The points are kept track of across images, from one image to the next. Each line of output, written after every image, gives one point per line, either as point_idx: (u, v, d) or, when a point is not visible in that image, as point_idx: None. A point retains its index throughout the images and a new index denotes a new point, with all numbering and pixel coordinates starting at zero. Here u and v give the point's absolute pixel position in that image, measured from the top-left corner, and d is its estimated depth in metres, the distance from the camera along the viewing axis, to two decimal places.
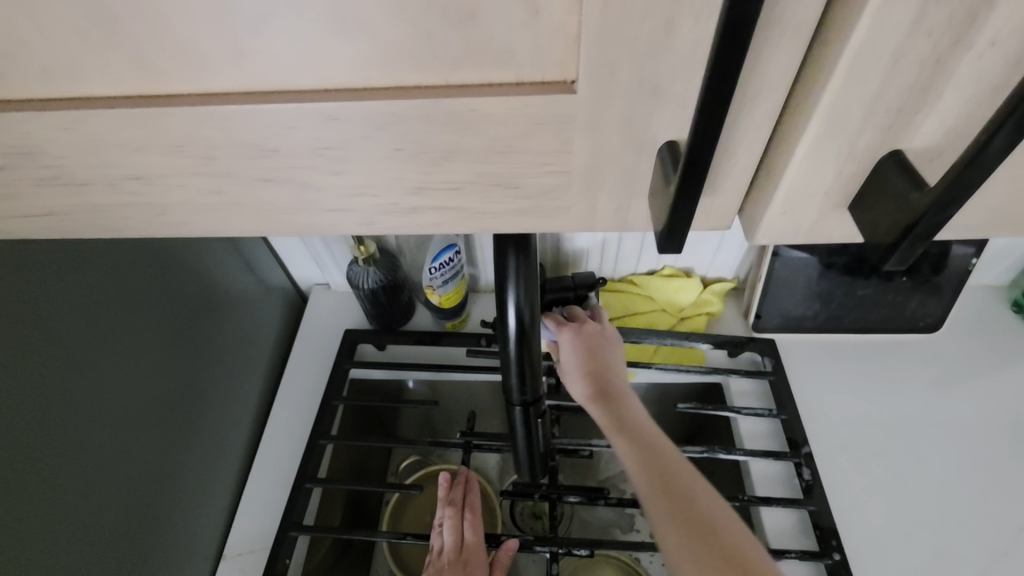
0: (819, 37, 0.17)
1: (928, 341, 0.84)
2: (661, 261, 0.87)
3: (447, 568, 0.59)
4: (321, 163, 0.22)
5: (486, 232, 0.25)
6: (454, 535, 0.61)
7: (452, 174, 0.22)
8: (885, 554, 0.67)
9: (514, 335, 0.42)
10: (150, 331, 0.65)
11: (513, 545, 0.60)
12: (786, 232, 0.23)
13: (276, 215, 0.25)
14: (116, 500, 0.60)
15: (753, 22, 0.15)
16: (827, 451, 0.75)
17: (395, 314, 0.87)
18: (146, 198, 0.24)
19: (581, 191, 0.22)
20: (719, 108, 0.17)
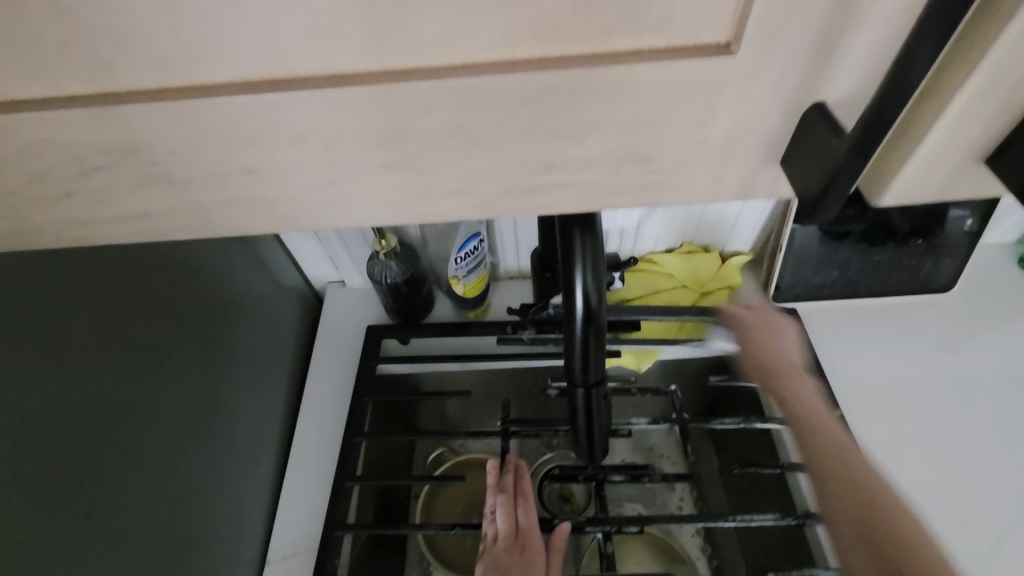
0: None
1: (940, 302, 0.86)
2: (679, 238, 0.88)
3: (504, 555, 0.59)
4: (450, 145, 0.21)
5: (606, 209, 0.25)
6: (508, 521, 0.61)
7: (587, 149, 0.22)
8: (920, 508, 0.70)
9: (581, 318, 0.42)
10: (180, 340, 0.63)
11: (567, 528, 0.60)
12: (916, 191, 0.23)
13: (388, 205, 0.24)
14: (161, 510, 0.59)
15: None
16: (856, 414, 0.77)
17: (417, 308, 0.86)
18: (253, 192, 0.23)
19: (713, 160, 0.22)
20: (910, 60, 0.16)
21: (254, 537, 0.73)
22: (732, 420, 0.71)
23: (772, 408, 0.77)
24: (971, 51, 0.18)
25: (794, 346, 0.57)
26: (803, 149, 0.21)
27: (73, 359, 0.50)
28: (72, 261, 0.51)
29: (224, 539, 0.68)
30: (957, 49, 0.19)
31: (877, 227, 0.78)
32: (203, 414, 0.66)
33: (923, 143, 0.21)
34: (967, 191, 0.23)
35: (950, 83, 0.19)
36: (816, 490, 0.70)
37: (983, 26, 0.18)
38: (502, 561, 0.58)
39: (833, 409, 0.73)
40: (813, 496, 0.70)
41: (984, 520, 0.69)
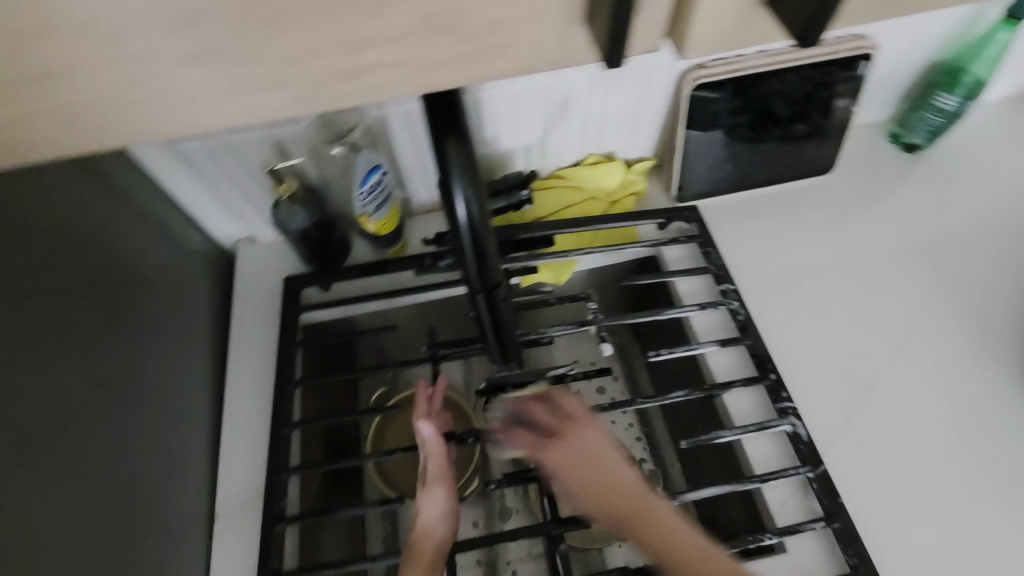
0: None
1: (825, 183, 0.93)
2: (584, 150, 0.89)
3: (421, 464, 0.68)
4: (248, 28, 0.21)
5: (432, 89, 0.25)
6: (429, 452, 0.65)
7: (392, 22, 0.22)
8: (810, 366, 0.79)
9: (466, 228, 0.43)
10: (59, 315, 0.57)
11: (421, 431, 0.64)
12: (715, 38, 0.25)
13: (208, 105, 0.23)
14: (81, 493, 0.56)
15: None
16: (755, 293, 0.84)
17: (332, 252, 0.85)
18: (55, 102, 0.22)
19: (520, 23, 0.23)
20: None
21: (198, 494, 0.74)
22: (643, 314, 0.76)
23: (681, 298, 0.83)
24: None
25: (619, 464, 0.53)
26: None
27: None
28: None
29: (162, 505, 0.67)
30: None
31: (762, 117, 0.83)
32: (104, 390, 0.61)
33: None
34: (755, 38, 0.26)
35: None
36: (722, 365, 0.78)
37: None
38: (416, 487, 0.65)
39: (730, 291, 0.80)
40: (719, 371, 0.77)
41: (864, 367, 0.78)
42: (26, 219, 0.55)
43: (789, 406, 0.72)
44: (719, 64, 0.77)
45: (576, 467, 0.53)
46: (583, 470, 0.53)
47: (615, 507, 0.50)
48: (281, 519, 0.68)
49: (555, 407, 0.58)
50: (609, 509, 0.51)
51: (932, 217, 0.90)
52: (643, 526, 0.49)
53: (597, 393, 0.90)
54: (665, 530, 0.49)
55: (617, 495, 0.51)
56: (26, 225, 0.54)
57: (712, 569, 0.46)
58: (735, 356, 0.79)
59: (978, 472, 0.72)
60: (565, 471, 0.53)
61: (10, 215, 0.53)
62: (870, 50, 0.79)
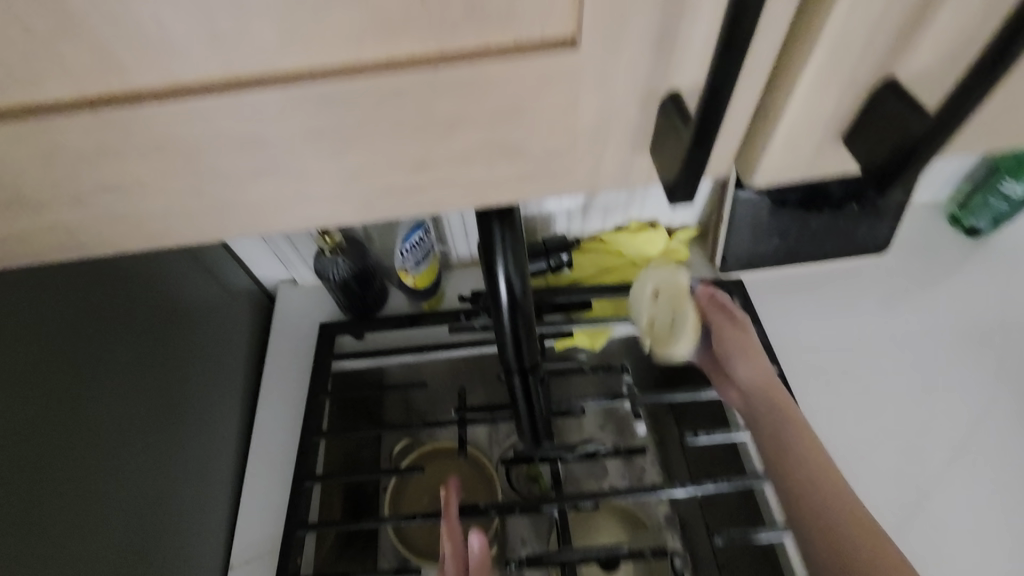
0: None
1: (879, 264, 0.90)
2: (627, 215, 0.89)
3: None
4: (317, 149, 0.21)
5: (487, 204, 0.25)
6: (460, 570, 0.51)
7: (459, 146, 0.22)
8: (858, 462, 0.74)
9: (507, 308, 0.43)
10: (99, 356, 0.58)
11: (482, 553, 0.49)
12: (784, 168, 0.24)
13: (266, 213, 0.23)
14: (100, 538, 0.56)
15: None
16: (801, 376, 0.80)
17: (369, 300, 0.85)
18: (121, 208, 0.22)
19: (584, 151, 0.22)
20: (733, 49, 0.17)
21: (216, 542, 0.73)
22: (681, 392, 0.73)
23: None
24: (808, 30, 0.20)
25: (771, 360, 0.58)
26: (664, 136, 0.21)
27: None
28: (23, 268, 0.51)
29: (179, 552, 0.66)
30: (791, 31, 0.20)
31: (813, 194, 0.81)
32: (135, 432, 0.61)
33: (779, 121, 0.22)
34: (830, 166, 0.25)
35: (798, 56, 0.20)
36: None
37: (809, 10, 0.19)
38: None
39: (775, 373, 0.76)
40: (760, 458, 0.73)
41: (920, 468, 0.73)
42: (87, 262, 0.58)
43: None
44: None
45: (732, 343, 0.59)
46: (738, 347, 0.58)
47: (758, 397, 0.54)
48: None
49: (730, 313, 0.61)
50: (758, 378, 0.56)
51: (995, 308, 0.84)
52: (766, 410, 0.53)
53: (625, 467, 0.84)
54: (814, 447, 0.48)
55: (761, 372, 0.56)
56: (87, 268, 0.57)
57: (802, 472, 0.46)
58: None
59: None
60: (734, 352, 0.58)
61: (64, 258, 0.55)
62: None
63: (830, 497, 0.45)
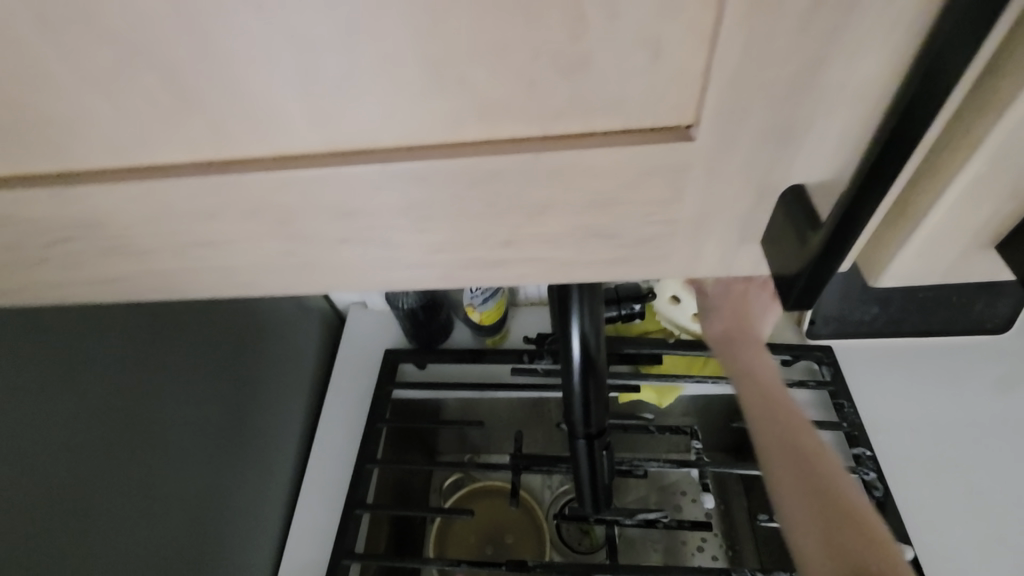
0: (992, 77, 0.16)
1: (997, 343, 0.79)
2: None
3: None
4: (402, 220, 0.21)
5: (576, 281, 0.23)
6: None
7: (548, 227, 0.20)
8: (967, 572, 0.63)
9: (578, 367, 0.41)
10: (181, 363, 0.62)
11: None
12: (917, 273, 0.21)
13: (350, 274, 0.23)
14: (159, 538, 0.58)
15: (945, 77, 0.14)
16: (897, 464, 0.71)
17: (434, 332, 0.86)
18: (215, 261, 0.23)
19: (687, 240, 0.21)
20: (898, 145, 0.15)
21: (266, 557, 0.74)
22: (757, 468, 0.67)
23: None
24: (964, 132, 0.17)
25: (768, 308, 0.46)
26: (786, 234, 0.19)
27: (45, 384, 0.48)
28: None
29: (231, 562, 0.68)
30: (965, 108, 0.16)
31: None
32: (204, 439, 0.65)
33: (929, 216, 0.19)
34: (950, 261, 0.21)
35: (964, 143, 0.17)
36: None
37: (993, 84, 0.16)
38: None
39: (866, 457, 0.68)
40: None
41: None
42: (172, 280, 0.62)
43: None
44: None
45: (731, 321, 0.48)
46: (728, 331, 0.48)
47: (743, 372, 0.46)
48: None
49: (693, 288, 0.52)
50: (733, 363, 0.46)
51: None
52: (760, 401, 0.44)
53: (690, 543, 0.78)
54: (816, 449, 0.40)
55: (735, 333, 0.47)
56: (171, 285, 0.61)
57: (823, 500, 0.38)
58: None
59: None
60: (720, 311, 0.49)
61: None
62: None
63: (807, 481, 0.39)
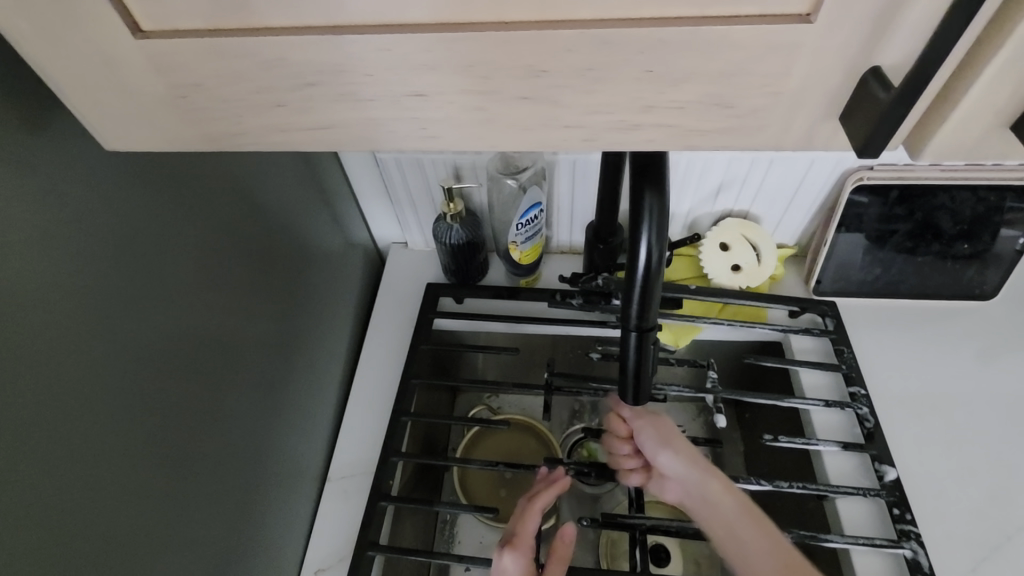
0: None
1: (982, 310, 0.88)
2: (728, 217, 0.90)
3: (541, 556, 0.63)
4: (575, 82, 0.28)
5: (689, 146, 0.31)
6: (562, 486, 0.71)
7: (683, 94, 0.28)
8: (941, 497, 0.72)
9: (641, 270, 0.48)
10: (249, 272, 0.70)
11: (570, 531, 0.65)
12: (950, 148, 0.28)
13: (519, 130, 0.31)
14: (228, 419, 0.66)
15: None
16: (886, 404, 0.80)
17: (472, 271, 0.94)
18: (419, 112, 0.30)
19: (784, 111, 0.28)
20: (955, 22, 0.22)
21: (315, 455, 0.82)
22: (763, 397, 0.76)
23: (803, 390, 0.82)
24: (999, 29, 0.24)
25: None
26: (861, 104, 0.26)
27: (158, 262, 0.56)
28: (204, 188, 0.61)
29: (285, 454, 0.76)
30: (1001, 9, 0.24)
31: (923, 228, 0.82)
32: (263, 343, 0.73)
33: (964, 97, 0.26)
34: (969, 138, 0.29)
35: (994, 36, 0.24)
36: (839, 468, 0.74)
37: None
38: None
39: (860, 395, 0.77)
40: (835, 473, 0.74)
41: (1008, 514, 0.71)
42: (244, 195, 0.68)
43: (911, 529, 0.67)
44: (887, 170, 0.78)
45: None
46: None
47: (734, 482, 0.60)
48: (385, 497, 0.73)
49: None
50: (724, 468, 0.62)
51: None
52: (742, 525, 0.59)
53: None
54: None
55: None
56: (243, 200, 0.68)
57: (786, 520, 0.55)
58: (856, 463, 0.75)
59: None
60: None
61: (245, 186, 0.68)
62: None
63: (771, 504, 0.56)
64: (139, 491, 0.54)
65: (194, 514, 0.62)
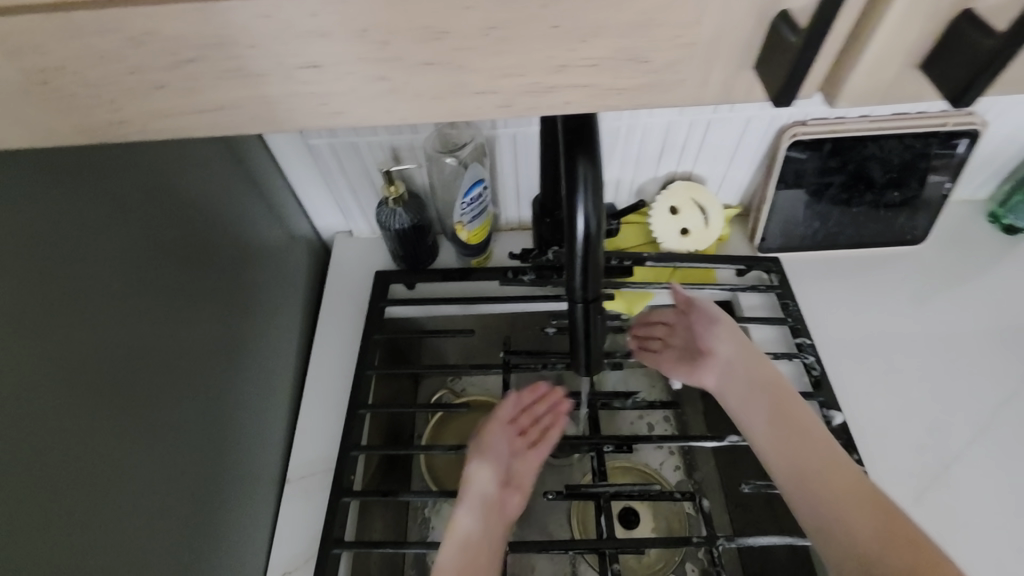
0: None
1: (915, 254, 0.92)
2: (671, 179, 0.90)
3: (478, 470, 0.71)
4: (479, 42, 0.26)
5: (608, 108, 0.29)
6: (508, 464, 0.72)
7: (595, 50, 0.26)
8: (885, 433, 0.76)
9: (582, 239, 0.47)
10: (178, 277, 0.64)
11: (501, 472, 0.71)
12: (864, 92, 0.29)
13: (427, 101, 0.29)
14: (166, 435, 0.61)
15: None
16: (831, 352, 0.83)
17: (422, 255, 0.91)
18: (316, 86, 0.28)
19: (701, 63, 0.27)
20: None
21: (272, 459, 0.79)
22: (715, 355, 0.77)
23: (754, 344, 0.84)
24: None
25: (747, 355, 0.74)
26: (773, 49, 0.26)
27: (70, 273, 0.51)
28: (113, 187, 0.56)
29: (238, 461, 0.73)
30: None
31: (855, 180, 0.85)
32: (201, 352, 0.68)
33: (874, 41, 0.26)
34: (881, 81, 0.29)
35: None
36: None
37: None
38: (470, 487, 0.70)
39: (806, 345, 0.80)
40: None
41: (944, 444, 0.75)
42: (164, 192, 0.63)
43: (858, 468, 0.70)
44: (820, 124, 0.80)
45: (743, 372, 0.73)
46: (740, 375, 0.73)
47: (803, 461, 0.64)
48: (347, 492, 0.72)
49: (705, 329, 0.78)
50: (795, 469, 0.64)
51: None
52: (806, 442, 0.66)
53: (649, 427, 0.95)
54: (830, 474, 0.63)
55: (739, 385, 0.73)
56: (164, 196, 0.63)
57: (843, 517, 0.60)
58: (805, 411, 0.77)
59: None
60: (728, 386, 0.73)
61: (163, 181, 0.62)
62: (978, 126, 0.80)
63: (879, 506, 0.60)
64: (72, 520, 0.50)
65: (144, 535, 0.58)
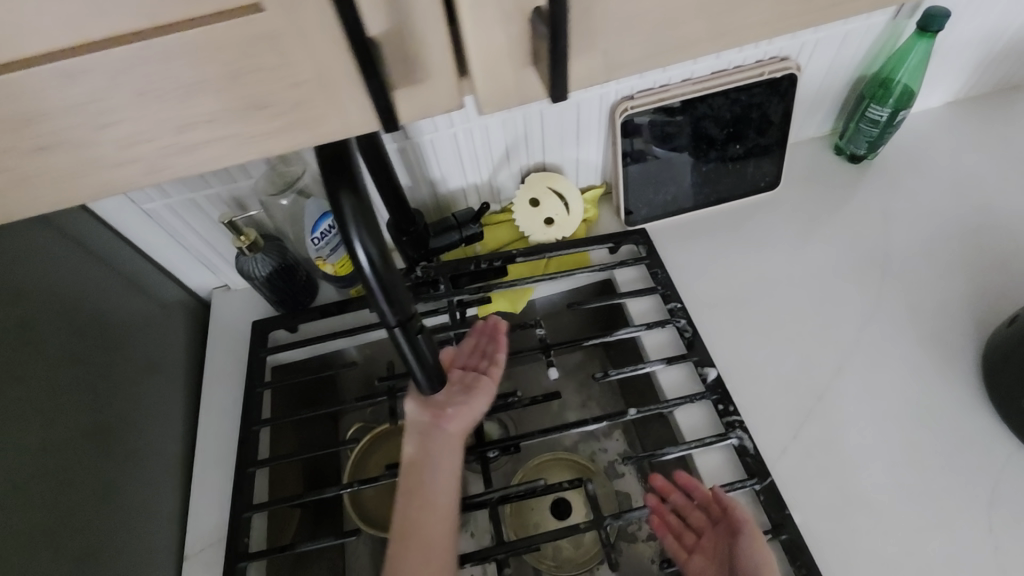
0: None
1: (774, 199, 0.95)
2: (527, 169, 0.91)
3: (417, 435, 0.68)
4: (80, 121, 0.27)
5: (260, 153, 0.31)
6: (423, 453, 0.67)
7: (203, 106, 0.28)
8: (758, 377, 0.79)
9: (369, 270, 0.46)
10: (25, 374, 0.61)
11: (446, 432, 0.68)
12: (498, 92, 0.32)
13: (67, 180, 0.30)
14: (34, 543, 0.58)
15: None
16: (701, 308, 0.86)
17: (299, 294, 0.89)
18: None
19: (321, 95, 0.29)
20: None
21: (169, 537, 0.77)
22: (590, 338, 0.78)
23: (633, 317, 0.86)
24: None
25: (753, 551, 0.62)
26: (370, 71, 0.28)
27: None
28: None
29: (128, 548, 0.70)
30: None
31: (698, 139, 0.87)
32: (57, 451, 0.63)
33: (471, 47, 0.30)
34: (508, 79, 0.32)
35: None
36: (675, 381, 0.79)
37: None
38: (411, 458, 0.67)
39: (677, 309, 0.82)
40: (670, 387, 0.78)
41: (815, 375, 0.79)
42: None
43: (735, 419, 0.73)
44: (646, 95, 0.82)
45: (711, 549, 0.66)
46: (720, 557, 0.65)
47: None
48: (242, 557, 0.71)
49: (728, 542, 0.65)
50: None
51: (879, 227, 0.90)
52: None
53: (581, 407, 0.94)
54: None
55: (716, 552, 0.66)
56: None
57: None
58: (684, 373, 0.80)
59: (935, 478, 0.71)
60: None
61: None
62: (792, 70, 0.83)
63: None
64: None
65: None
